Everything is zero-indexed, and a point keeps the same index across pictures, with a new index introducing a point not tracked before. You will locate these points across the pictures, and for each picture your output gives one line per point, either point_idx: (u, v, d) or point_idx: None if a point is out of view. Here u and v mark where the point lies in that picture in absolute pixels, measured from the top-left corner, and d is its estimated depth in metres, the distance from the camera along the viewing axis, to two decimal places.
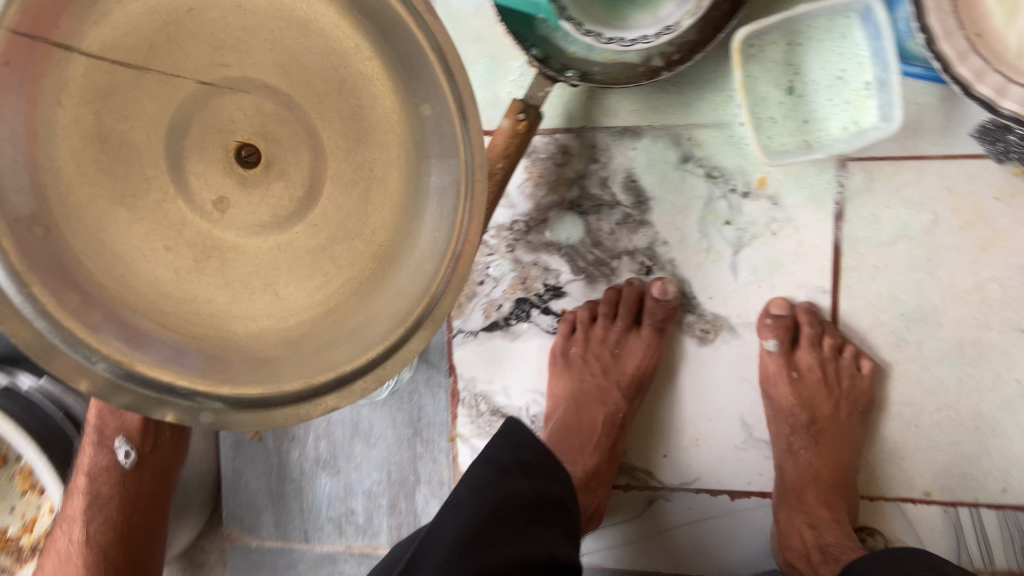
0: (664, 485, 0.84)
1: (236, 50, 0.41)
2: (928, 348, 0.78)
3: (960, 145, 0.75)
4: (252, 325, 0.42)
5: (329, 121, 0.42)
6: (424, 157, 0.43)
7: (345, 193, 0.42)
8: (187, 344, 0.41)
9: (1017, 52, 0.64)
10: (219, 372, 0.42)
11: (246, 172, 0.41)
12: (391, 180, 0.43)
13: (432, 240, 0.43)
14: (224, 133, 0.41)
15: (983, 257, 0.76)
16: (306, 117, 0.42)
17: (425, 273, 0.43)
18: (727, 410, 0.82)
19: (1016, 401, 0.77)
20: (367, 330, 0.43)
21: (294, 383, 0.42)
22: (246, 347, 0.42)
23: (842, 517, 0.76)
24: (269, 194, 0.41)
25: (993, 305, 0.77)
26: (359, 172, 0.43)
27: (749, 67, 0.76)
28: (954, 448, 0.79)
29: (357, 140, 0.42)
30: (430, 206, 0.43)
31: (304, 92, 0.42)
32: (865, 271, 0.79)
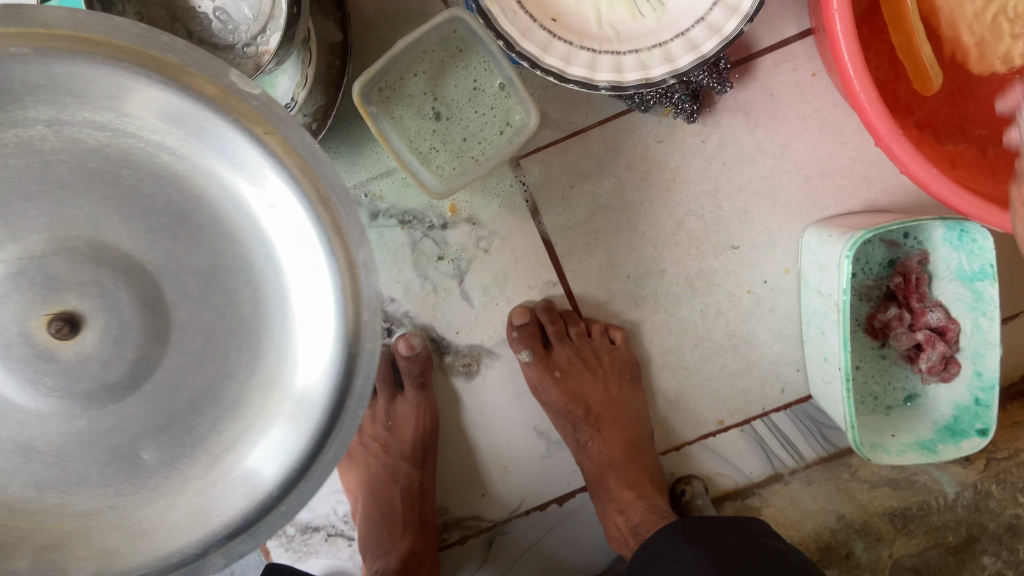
0: (495, 521, 0.86)
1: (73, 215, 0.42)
2: (664, 295, 0.82)
3: (608, 106, 0.78)
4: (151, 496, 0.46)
5: (184, 284, 0.44)
6: (279, 310, 0.45)
7: (192, 352, 0.45)
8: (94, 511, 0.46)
9: (594, 22, 0.63)
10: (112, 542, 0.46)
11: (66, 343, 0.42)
12: (246, 323, 0.45)
13: (295, 410, 0.46)
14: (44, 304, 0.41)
15: (672, 197, 0.80)
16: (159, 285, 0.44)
17: (291, 436, 0.46)
18: (519, 428, 0.85)
19: (755, 308, 0.83)
20: (242, 479, 0.46)
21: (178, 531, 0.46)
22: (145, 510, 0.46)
23: (648, 490, 0.79)
24: (151, 352, 0.44)
25: (700, 236, 0.81)
26: (220, 316, 0.45)
27: (390, 108, 0.76)
28: (725, 372, 0.84)
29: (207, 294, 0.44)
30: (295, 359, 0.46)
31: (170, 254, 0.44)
32: (581, 251, 0.81)
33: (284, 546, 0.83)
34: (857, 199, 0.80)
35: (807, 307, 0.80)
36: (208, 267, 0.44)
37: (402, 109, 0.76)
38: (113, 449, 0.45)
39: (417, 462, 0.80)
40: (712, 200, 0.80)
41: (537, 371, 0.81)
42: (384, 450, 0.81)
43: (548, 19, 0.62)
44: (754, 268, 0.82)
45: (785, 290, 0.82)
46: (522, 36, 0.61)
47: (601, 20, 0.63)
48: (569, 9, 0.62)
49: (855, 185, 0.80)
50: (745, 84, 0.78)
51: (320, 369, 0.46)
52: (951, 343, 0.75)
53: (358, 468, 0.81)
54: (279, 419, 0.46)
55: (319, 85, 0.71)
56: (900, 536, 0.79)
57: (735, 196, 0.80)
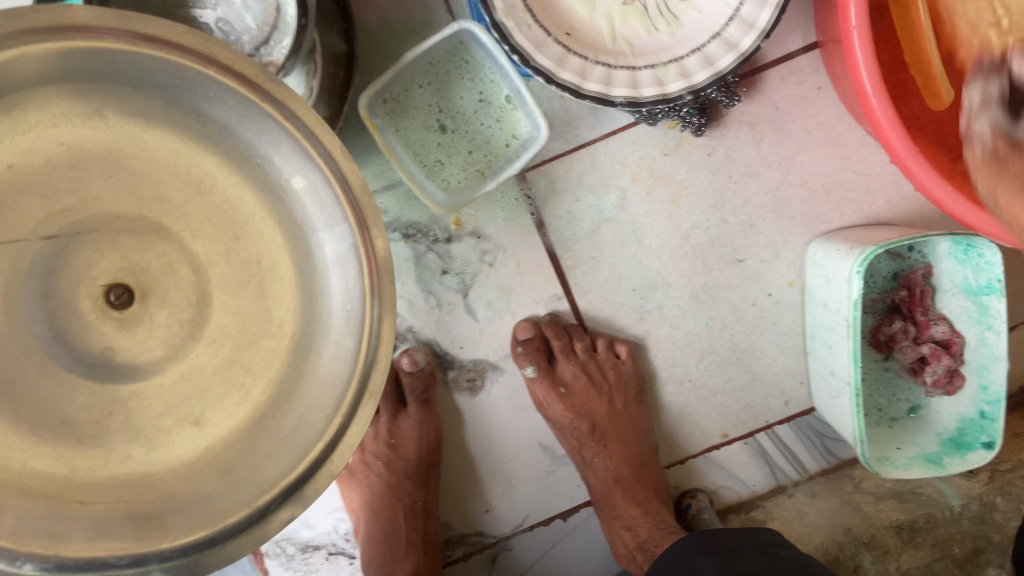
0: (499, 538, 0.85)
1: (72, 191, 0.36)
2: (669, 309, 0.82)
3: (615, 119, 0.78)
4: (163, 470, 0.38)
5: (198, 229, 0.37)
6: (307, 235, 0.39)
7: (227, 297, 0.37)
8: (109, 516, 0.37)
9: (608, 36, 0.62)
10: (150, 532, 0.37)
11: (119, 314, 0.35)
12: (280, 265, 0.38)
13: (337, 352, 0.39)
14: (84, 280, 0.35)
15: (678, 210, 0.80)
16: (172, 234, 0.37)
17: (338, 378, 0.39)
18: (523, 443, 0.84)
19: (760, 321, 0.83)
20: (291, 439, 0.39)
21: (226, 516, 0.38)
22: (161, 489, 0.38)
23: (653, 507, 0.79)
24: (156, 326, 0.36)
25: (705, 249, 0.81)
26: (247, 268, 0.38)
27: (394, 121, 0.74)
28: (729, 385, 0.84)
29: (228, 237, 0.37)
30: (330, 281, 0.39)
31: (163, 210, 0.37)
32: (586, 265, 0.80)
33: (283, 566, 0.81)
34: (860, 212, 0.81)
35: (812, 320, 0.80)
36: (212, 200, 0.37)
37: (407, 122, 0.74)
38: (162, 413, 0.37)
39: (421, 481, 0.78)
40: (718, 213, 0.80)
41: (542, 386, 0.81)
42: (386, 467, 0.79)
43: (563, 32, 0.62)
44: (759, 282, 0.82)
45: (789, 303, 0.82)
46: (538, 50, 0.60)
47: (615, 34, 0.63)
48: (584, 23, 0.62)
49: (858, 198, 0.81)
50: (751, 97, 0.78)
51: (350, 289, 0.39)
52: (955, 356, 0.75)
53: (360, 486, 0.79)
54: (332, 356, 0.39)
55: (322, 97, 0.68)
56: (906, 549, 0.79)
57: (740, 209, 0.80)
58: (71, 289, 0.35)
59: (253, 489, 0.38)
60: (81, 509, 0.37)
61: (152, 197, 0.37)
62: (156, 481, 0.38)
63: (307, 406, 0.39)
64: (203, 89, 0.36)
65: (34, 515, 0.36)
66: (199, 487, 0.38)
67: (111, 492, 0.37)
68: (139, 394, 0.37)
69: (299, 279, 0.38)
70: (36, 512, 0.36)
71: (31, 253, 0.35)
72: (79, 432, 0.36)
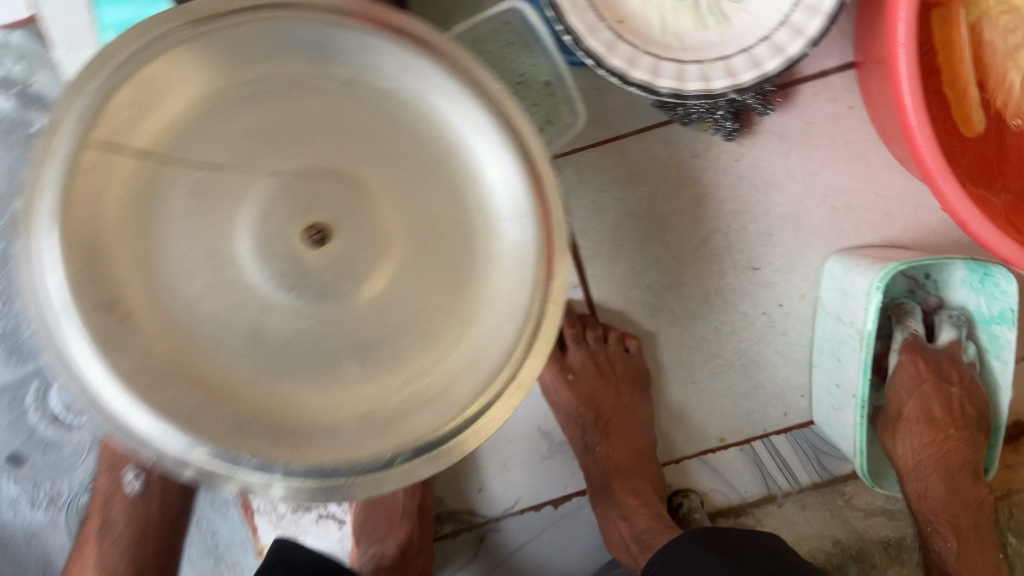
0: (488, 518, 0.85)
1: (302, 130, 0.45)
2: (681, 309, 0.83)
3: (648, 115, 0.78)
4: (330, 404, 0.45)
5: (393, 185, 0.46)
6: (495, 217, 0.46)
7: (412, 249, 0.46)
8: (263, 423, 0.44)
9: (659, 30, 0.63)
10: (286, 446, 0.43)
11: (312, 249, 0.44)
12: (458, 230, 0.46)
13: (503, 315, 0.46)
14: (293, 208, 0.45)
15: (700, 212, 0.81)
16: (372, 184, 0.46)
17: (504, 339, 0.45)
18: (523, 426, 0.85)
19: (768, 331, 0.84)
20: (442, 401, 0.45)
21: (364, 451, 0.43)
22: (319, 421, 0.44)
23: (650, 500, 0.79)
24: (349, 261, 0.45)
25: (722, 253, 0.82)
26: (428, 228, 0.46)
27: None
28: (732, 391, 0.85)
29: (416, 189, 0.46)
30: (507, 265, 0.46)
31: (387, 156, 0.46)
32: (604, 256, 0.81)
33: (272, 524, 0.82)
34: (877, 233, 0.82)
35: (821, 333, 0.81)
36: (414, 153, 0.46)
37: None
38: (333, 342, 0.45)
39: None
40: (739, 219, 0.81)
41: (552, 370, 0.81)
42: None
43: (615, 20, 0.62)
44: (772, 291, 0.83)
45: (799, 315, 0.84)
46: (590, 33, 0.61)
47: (665, 29, 0.63)
48: (636, 13, 0.63)
49: (876, 219, 0.82)
50: (783, 109, 0.79)
51: (521, 251, 0.45)
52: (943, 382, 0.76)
53: None
54: (491, 319, 0.46)
55: None
56: (892, 564, 0.83)
57: (761, 218, 0.81)
58: (270, 223, 0.44)
59: (400, 437, 0.44)
60: (252, 409, 0.44)
61: (354, 155, 0.46)
62: (316, 411, 0.44)
63: (467, 357, 0.46)
64: (359, 47, 0.43)
65: (193, 399, 0.43)
66: (340, 419, 0.44)
67: (240, 402, 0.44)
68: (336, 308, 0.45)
69: (463, 251, 0.46)
70: (209, 400, 0.43)
71: (257, 183, 0.45)
72: (275, 327, 0.45)
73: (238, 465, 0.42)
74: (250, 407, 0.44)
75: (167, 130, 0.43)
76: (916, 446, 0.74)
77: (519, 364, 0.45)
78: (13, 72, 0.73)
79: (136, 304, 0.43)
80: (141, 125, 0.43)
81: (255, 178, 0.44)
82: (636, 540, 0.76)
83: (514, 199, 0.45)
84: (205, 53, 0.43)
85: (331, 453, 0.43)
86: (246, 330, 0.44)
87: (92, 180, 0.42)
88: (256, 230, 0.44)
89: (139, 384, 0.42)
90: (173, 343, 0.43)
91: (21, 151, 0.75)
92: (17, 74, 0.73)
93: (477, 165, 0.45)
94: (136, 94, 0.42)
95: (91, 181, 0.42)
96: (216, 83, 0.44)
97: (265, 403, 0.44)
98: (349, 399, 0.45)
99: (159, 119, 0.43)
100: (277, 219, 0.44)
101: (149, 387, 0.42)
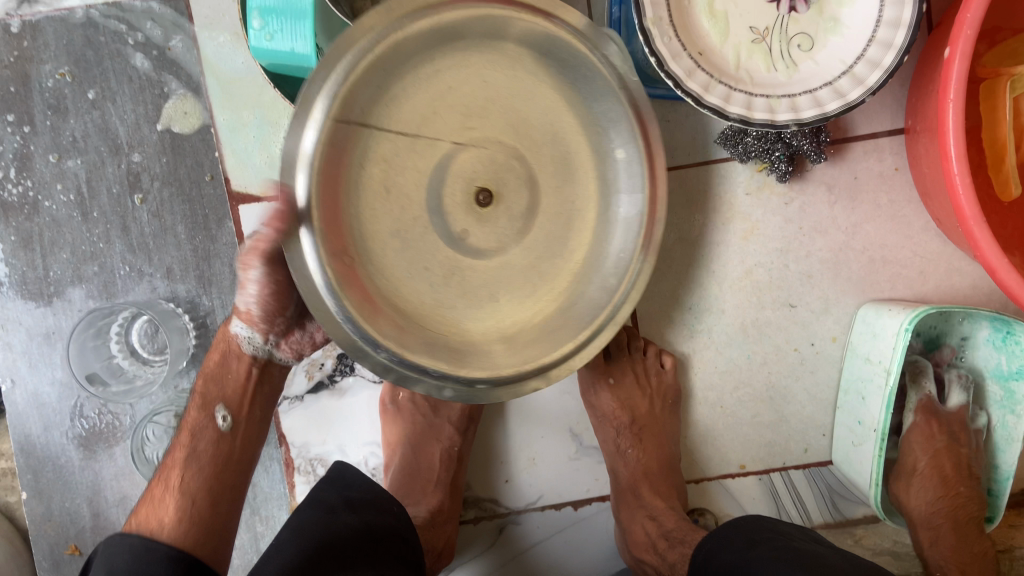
0: (511, 510, 0.89)
1: (477, 115, 0.67)
2: (717, 334, 0.89)
3: (709, 151, 0.86)
4: (482, 326, 0.69)
5: (545, 169, 0.70)
6: (616, 194, 0.71)
7: (553, 222, 0.71)
8: (438, 336, 0.67)
9: (733, 65, 0.72)
10: (457, 358, 0.67)
11: (483, 211, 0.67)
12: (586, 210, 0.71)
13: (618, 260, 0.71)
14: (469, 181, 0.66)
15: (747, 246, 0.87)
16: (529, 168, 0.69)
17: (610, 287, 0.71)
18: (557, 425, 0.90)
19: (798, 367, 0.89)
20: (563, 328, 0.70)
21: (509, 368, 0.68)
22: (474, 338, 0.68)
23: (674, 504, 0.84)
24: (496, 226, 0.68)
25: (763, 288, 0.88)
26: (565, 207, 0.71)
27: None
28: (756, 420, 0.90)
29: (563, 176, 0.70)
30: (617, 230, 0.71)
31: (530, 149, 0.69)
32: (653, 274, 0.87)
33: (308, 484, 0.87)
34: (910, 289, 0.87)
35: (849, 374, 0.86)
36: (557, 150, 0.70)
37: None
38: (486, 285, 0.69)
39: (461, 429, 0.85)
40: (783, 258, 0.87)
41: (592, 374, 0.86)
42: (430, 412, 0.85)
43: (696, 52, 0.72)
44: (805, 330, 0.88)
45: (829, 356, 0.89)
46: (673, 58, 0.70)
47: (739, 65, 0.73)
48: (714, 48, 0.72)
49: (910, 276, 0.87)
50: (835, 161, 0.86)
51: (632, 216, 0.71)
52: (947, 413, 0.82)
53: (404, 421, 0.86)
54: (618, 244, 0.71)
55: None
56: None
57: (802, 260, 0.87)
58: (452, 188, 0.66)
59: (533, 359, 0.68)
60: (433, 326, 0.67)
61: (524, 145, 0.68)
62: (475, 332, 0.69)
63: (588, 298, 0.71)
64: (563, 53, 0.67)
65: (394, 321, 0.65)
66: (492, 345, 0.69)
67: (422, 321, 0.67)
68: (494, 250, 0.68)
69: (594, 205, 0.71)
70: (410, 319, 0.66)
71: (439, 150, 0.65)
72: (438, 274, 0.67)
73: (427, 373, 0.65)
74: (429, 323, 0.67)
75: (388, 111, 0.64)
76: (926, 494, 0.80)
77: (620, 306, 0.70)
78: (155, 38, 0.83)
79: (367, 254, 0.64)
80: (377, 107, 0.63)
81: (442, 150, 0.66)
82: (664, 538, 0.79)
83: (634, 177, 0.70)
84: (405, 45, 0.62)
85: (485, 368, 0.67)
86: (423, 262, 0.67)
87: (342, 135, 0.62)
88: (444, 206, 0.66)
89: (361, 309, 0.62)
90: (379, 282, 0.65)
91: (147, 108, 0.84)
92: (158, 40, 0.83)
93: (616, 166, 0.71)
94: (390, 88, 0.64)
95: (337, 142, 0.62)
96: (418, 77, 0.64)
97: (439, 321, 0.67)
98: (505, 291, 0.70)
99: (386, 102, 0.64)
100: (455, 190, 0.66)
101: (366, 308, 0.63)
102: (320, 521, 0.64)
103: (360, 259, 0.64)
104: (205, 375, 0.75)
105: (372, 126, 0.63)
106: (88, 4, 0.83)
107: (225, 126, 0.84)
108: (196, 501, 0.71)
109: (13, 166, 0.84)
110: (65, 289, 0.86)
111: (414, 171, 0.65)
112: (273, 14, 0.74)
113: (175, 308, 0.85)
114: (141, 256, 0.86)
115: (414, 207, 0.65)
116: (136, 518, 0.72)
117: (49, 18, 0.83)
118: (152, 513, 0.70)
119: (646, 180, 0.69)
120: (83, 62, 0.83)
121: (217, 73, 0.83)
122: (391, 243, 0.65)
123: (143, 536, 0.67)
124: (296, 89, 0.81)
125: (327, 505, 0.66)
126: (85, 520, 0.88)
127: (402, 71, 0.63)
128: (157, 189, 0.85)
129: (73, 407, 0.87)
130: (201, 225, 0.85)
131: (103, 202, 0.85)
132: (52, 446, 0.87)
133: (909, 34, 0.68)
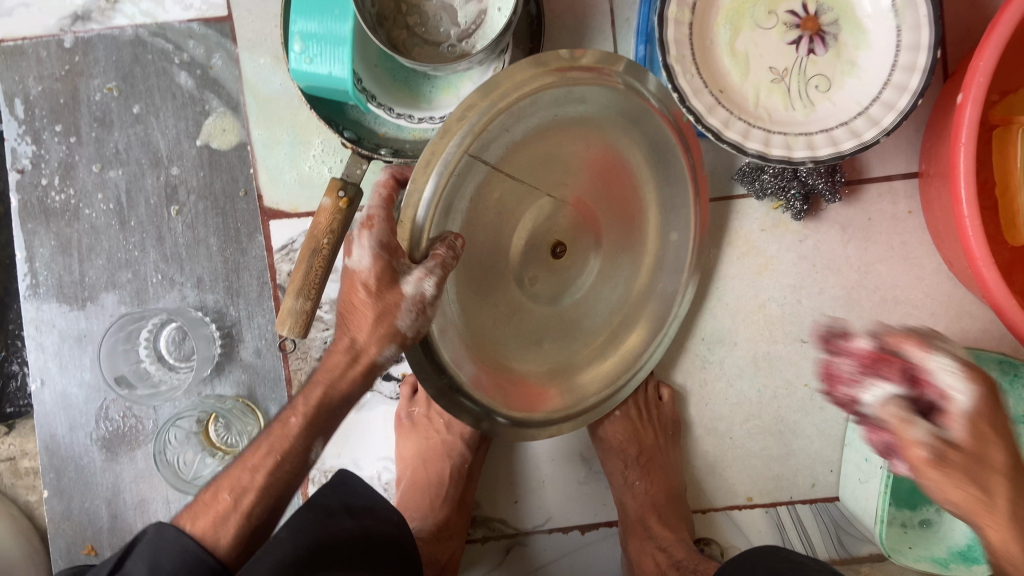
0: (519, 531, 0.90)
1: (574, 168, 0.70)
2: (728, 366, 0.90)
3: (726, 187, 0.89)
4: (529, 363, 0.74)
5: (612, 230, 0.76)
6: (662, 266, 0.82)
7: (606, 281, 0.77)
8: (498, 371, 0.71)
9: (753, 103, 0.76)
10: (507, 396, 0.73)
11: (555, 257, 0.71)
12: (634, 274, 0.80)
13: (647, 327, 0.83)
14: (552, 231, 0.70)
15: (760, 280, 0.90)
16: (601, 226, 0.74)
17: (637, 350, 0.83)
18: (567, 448, 0.91)
19: (807, 402, 0.90)
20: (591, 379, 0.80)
21: (547, 413, 0.77)
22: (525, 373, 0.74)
23: (681, 533, 0.84)
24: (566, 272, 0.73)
25: (775, 322, 0.90)
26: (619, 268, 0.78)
27: None
28: (765, 452, 0.91)
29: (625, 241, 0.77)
30: (654, 299, 0.82)
31: (606, 205, 0.74)
32: None
33: None
34: (921, 329, 0.89)
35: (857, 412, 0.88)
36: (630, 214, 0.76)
37: None
38: (543, 325, 0.74)
39: (474, 446, 0.87)
40: (795, 294, 0.89)
41: None
42: (444, 428, 0.86)
43: (716, 90, 0.75)
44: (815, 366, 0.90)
45: None
46: (694, 95, 0.73)
47: (759, 103, 0.76)
48: (735, 86, 0.76)
49: (921, 317, 0.89)
50: (848, 202, 0.88)
51: (667, 294, 0.83)
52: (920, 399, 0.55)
53: (419, 436, 0.87)
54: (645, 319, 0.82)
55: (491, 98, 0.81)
56: None
57: (815, 297, 0.89)
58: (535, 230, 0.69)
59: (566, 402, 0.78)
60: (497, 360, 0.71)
61: (603, 203, 0.74)
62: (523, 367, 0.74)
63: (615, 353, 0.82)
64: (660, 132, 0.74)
65: (464, 352, 0.67)
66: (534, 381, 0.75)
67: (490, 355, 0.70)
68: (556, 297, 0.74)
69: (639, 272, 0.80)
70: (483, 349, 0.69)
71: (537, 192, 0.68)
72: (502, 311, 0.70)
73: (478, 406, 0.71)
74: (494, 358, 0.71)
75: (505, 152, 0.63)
76: None
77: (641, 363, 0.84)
78: (200, 58, 0.87)
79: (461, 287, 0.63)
80: (497, 148, 0.62)
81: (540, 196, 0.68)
82: (675, 567, 0.80)
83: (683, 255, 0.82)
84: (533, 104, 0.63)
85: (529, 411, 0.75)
86: (507, 293, 0.69)
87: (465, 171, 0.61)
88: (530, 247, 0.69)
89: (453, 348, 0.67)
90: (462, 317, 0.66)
91: (189, 123, 0.88)
92: (203, 60, 0.87)
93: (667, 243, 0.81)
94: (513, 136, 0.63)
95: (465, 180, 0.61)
96: (538, 123, 0.65)
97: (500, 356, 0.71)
98: (567, 330, 0.76)
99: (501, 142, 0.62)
100: (540, 239, 0.70)
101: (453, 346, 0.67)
102: (317, 522, 0.66)
103: (448, 320, 0.65)
104: (319, 386, 0.63)
105: (492, 165, 0.63)
106: (137, 24, 0.87)
107: (261, 144, 0.88)
108: (254, 536, 0.62)
109: (57, 174, 0.88)
110: (99, 294, 0.89)
111: (506, 202, 0.65)
112: (314, 40, 0.78)
113: (203, 317, 0.88)
114: (174, 266, 0.89)
115: (509, 261, 0.68)
116: (186, 517, 0.61)
117: (100, 36, 0.87)
118: (214, 522, 0.60)
119: (686, 269, 0.82)
120: (130, 78, 0.87)
121: (256, 92, 0.87)
122: (480, 287, 0.67)
123: (196, 541, 0.59)
124: (332, 111, 0.85)
125: (328, 510, 0.68)
126: (103, 521, 0.89)
127: (525, 117, 0.63)
128: (193, 202, 0.88)
129: (99, 409, 0.89)
130: (233, 238, 0.89)
131: (140, 211, 0.88)
132: (76, 446, 0.89)
133: (922, 78, 0.70)
